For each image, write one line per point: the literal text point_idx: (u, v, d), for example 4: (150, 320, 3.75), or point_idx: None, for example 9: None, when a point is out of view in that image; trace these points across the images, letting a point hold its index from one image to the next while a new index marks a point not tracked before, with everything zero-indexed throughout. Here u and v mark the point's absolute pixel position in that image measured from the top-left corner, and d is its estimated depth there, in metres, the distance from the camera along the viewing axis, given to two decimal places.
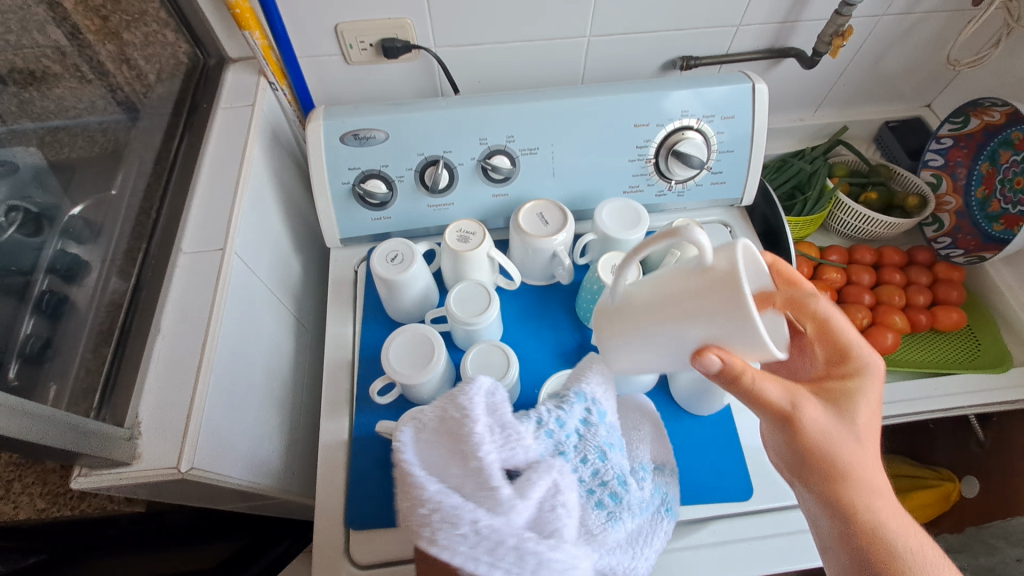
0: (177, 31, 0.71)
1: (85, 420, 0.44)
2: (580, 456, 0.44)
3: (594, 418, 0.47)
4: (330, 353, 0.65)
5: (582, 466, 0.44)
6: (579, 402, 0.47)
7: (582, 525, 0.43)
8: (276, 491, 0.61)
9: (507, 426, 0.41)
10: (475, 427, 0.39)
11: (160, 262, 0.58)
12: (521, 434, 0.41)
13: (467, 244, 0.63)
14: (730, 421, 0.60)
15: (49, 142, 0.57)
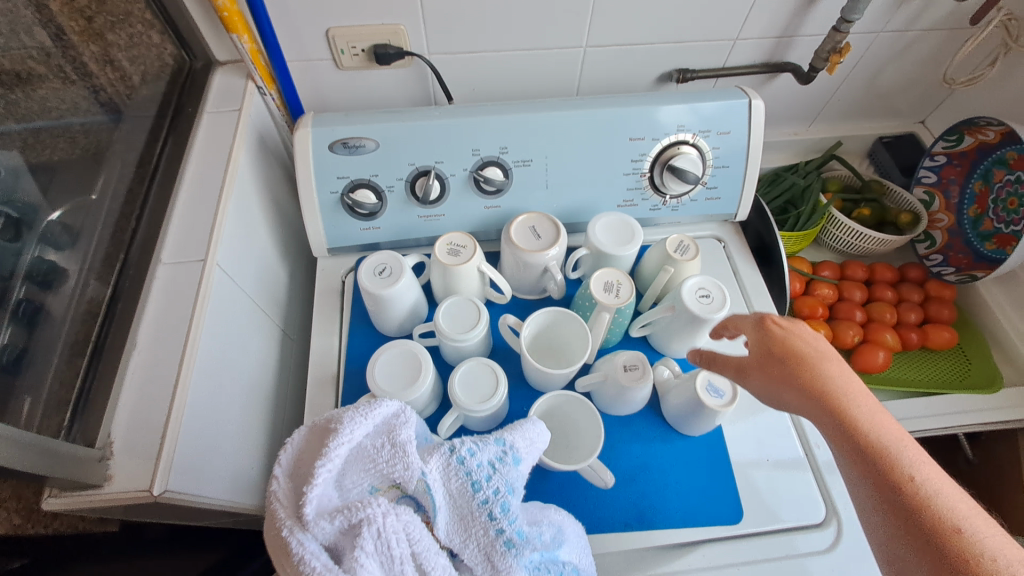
0: (163, 32, 0.69)
1: (55, 442, 0.42)
2: (485, 498, 0.41)
3: (506, 462, 0.44)
4: (314, 365, 0.64)
5: (490, 504, 0.41)
6: (491, 446, 0.44)
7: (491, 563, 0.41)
8: (257, 509, 0.60)
9: (403, 459, 0.42)
10: (320, 466, 0.41)
11: (140, 272, 0.56)
12: (367, 480, 0.42)
13: (457, 257, 0.62)
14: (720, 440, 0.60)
15: (31, 144, 0.54)
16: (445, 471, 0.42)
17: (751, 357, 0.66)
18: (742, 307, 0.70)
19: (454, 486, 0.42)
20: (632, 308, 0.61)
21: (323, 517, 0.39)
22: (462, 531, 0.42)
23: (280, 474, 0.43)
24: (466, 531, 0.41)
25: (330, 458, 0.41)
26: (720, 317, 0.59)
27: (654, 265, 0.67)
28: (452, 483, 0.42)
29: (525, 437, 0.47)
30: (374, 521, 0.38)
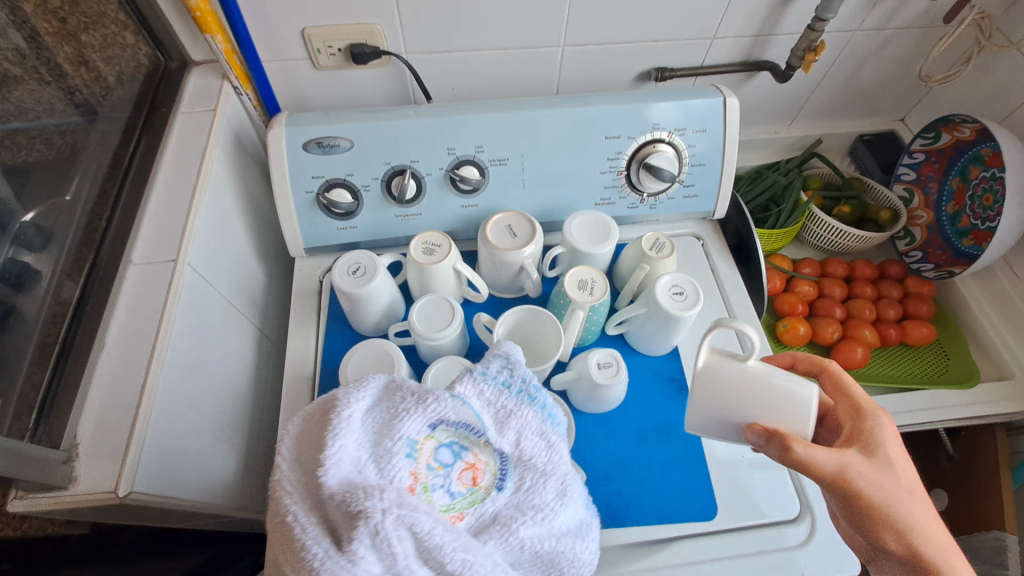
0: (136, 33, 0.69)
1: (17, 443, 0.42)
2: (519, 389, 0.44)
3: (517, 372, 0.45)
4: (290, 366, 0.63)
5: (525, 390, 0.45)
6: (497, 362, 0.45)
7: (544, 442, 0.44)
8: (231, 509, 0.60)
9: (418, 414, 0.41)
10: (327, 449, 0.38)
11: (110, 272, 0.56)
12: (394, 446, 0.40)
13: (432, 256, 0.62)
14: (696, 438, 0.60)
15: (7, 145, 0.54)
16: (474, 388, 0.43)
17: (728, 354, 0.66)
18: (719, 304, 0.70)
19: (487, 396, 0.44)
20: (606, 306, 0.61)
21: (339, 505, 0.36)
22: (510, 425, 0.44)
23: (285, 452, 0.41)
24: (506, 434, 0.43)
25: (338, 439, 0.38)
26: (694, 314, 0.60)
27: (630, 263, 0.67)
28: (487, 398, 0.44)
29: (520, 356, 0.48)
30: (374, 515, 0.34)
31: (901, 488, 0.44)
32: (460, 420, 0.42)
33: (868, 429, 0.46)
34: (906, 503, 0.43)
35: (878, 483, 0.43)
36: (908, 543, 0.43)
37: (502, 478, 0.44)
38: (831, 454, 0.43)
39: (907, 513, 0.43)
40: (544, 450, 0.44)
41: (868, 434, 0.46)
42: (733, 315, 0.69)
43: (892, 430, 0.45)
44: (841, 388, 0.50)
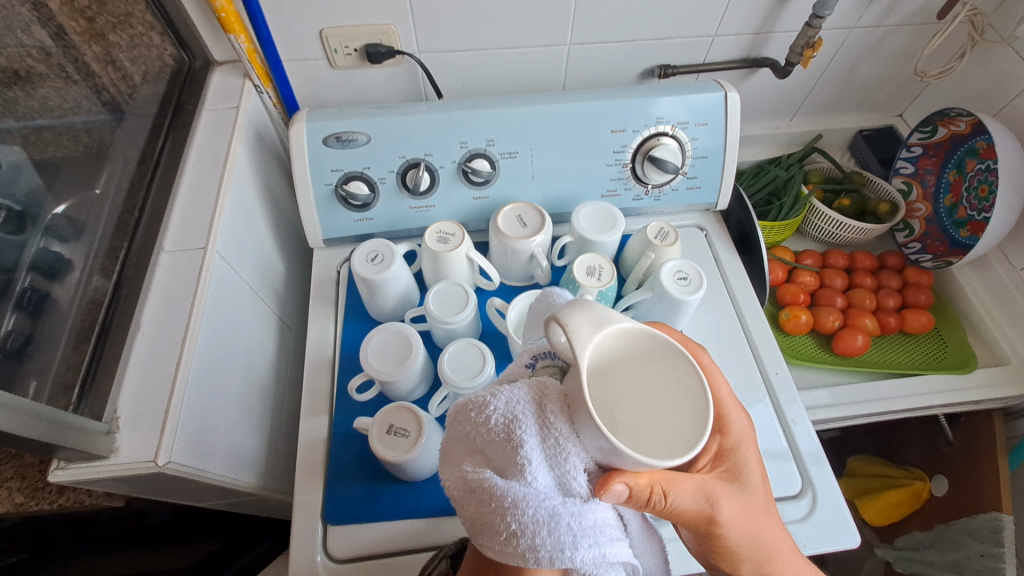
0: (163, 33, 0.72)
1: (64, 414, 0.44)
2: None
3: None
4: (311, 350, 0.66)
5: None
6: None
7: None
8: (255, 487, 0.62)
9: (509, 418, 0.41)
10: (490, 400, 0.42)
11: (142, 261, 0.59)
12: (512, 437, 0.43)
13: (446, 245, 0.64)
14: None
15: (32, 141, 0.57)
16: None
17: (732, 339, 0.69)
18: (721, 291, 0.73)
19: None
20: (613, 291, 0.64)
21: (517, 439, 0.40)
22: None
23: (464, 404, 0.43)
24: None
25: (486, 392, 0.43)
26: (698, 298, 0.62)
27: (636, 251, 0.69)
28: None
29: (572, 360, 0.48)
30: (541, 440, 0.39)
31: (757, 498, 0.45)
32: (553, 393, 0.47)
33: (732, 450, 0.47)
34: (768, 524, 0.45)
35: (737, 513, 0.44)
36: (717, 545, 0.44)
37: None
38: (693, 486, 0.42)
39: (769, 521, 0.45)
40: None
41: (733, 455, 0.47)
42: (736, 302, 0.72)
43: (746, 445, 0.48)
44: (708, 383, 0.49)
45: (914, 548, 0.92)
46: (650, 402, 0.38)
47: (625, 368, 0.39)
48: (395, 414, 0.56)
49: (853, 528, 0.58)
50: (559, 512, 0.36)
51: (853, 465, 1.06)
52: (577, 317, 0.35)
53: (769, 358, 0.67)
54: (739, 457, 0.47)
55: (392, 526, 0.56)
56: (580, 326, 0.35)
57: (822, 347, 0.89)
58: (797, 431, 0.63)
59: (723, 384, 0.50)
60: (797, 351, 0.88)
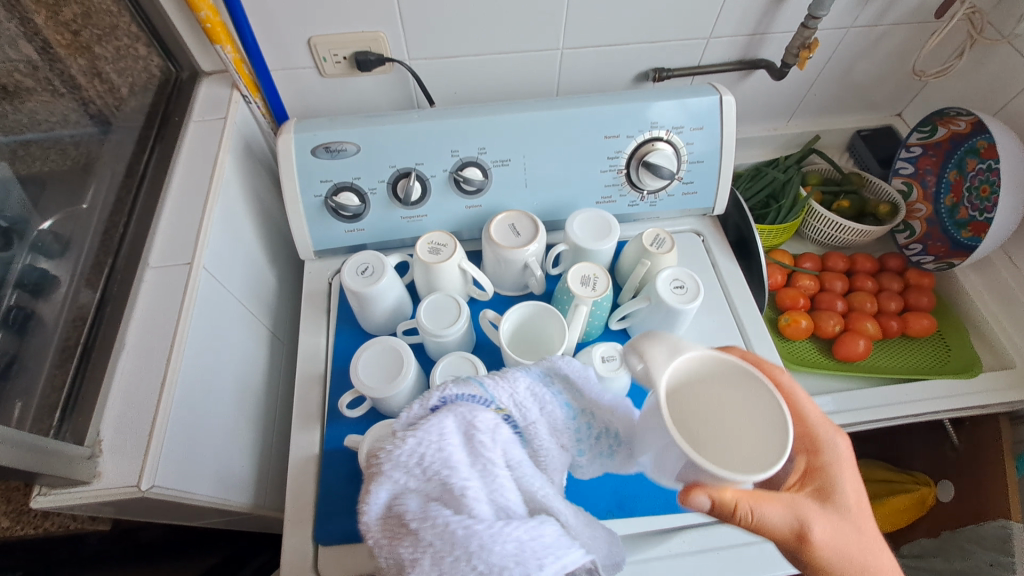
0: (148, 45, 0.71)
1: (44, 440, 0.43)
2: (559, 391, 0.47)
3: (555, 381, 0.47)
4: (302, 365, 0.65)
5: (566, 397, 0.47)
6: (537, 368, 0.48)
7: (551, 422, 0.45)
8: (245, 505, 0.61)
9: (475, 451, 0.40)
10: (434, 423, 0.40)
11: (128, 276, 0.58)
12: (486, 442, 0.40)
13: (438, 256, 0.63)
14: None
15: (20, 155, 0.56)
16: (522, 380, 0.45)
17: (730, 347, 0.67)
18: (719, 297, 0.71)
19: (527, 397, 0.45)
20: (609, 301, 0.63)
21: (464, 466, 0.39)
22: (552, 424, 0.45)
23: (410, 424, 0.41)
24: (523, 412, 0.44)
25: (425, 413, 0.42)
26: (695, 306, 0.61)
27: (632, 259, 0.68)
28: (521, 395, 0.44)
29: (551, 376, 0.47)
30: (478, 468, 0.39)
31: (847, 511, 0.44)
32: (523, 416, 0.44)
33: (824, 471, 0.46)
34: (864, 543, 0.44)
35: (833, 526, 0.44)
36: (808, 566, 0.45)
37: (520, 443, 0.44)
38: (782, 504, 0.43)
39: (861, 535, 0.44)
40: (554, 437, 0.45)
41: (826, 472, 0.45)
42: (734, 308, 0.70)
43: (844, 468, 0.46)
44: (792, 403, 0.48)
45: (920, 557, 0.91)
46: (736, 432, 0.40)
47: (709, 390, 0.42)
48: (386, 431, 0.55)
49: None
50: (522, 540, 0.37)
51: (855, 469, 1.04)
52: (653, 348, 0.39)
53: (768, 366, 0.66)
54: (839, 479, 0.45)
55: None
56: (657, 356, 0.39)
57: (822, 352, 0.88)
58: None
59: (812, 405, 0.48)
60: (798, 357, 0.87)
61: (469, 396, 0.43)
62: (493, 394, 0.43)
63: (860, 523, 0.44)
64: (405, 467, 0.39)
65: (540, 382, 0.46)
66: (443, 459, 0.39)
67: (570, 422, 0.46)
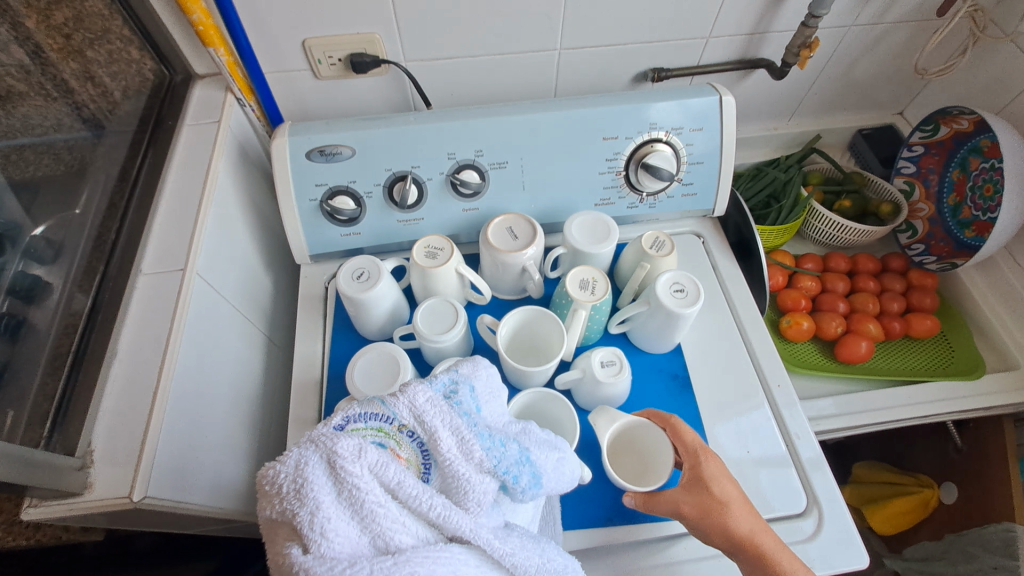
0: (141, 48, 0.70)
1: (33, 451, 0.43)
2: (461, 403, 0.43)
3: (462, 391, 0.44)
4: (298, 371, 0.64)
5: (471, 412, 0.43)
6: (445, 376, 0.45)
7: (456, 440, 0.41)
8: (241, 513, 0.61)
9: (343, 485, 0.37)
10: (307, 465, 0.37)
11: (120, 282, 0.57)
12: (354, 484, 0.37)
13: (435, 260, 0.63)
14: (685, 372, 0.64)
15: (14, 160, 0.56)
16: (423, 393, 0.42)
17: (731, 350, 0.66)
18: (720, 299, 0.71)
19: (428, 411, 0.42)
20: (608, 305, 0.62)
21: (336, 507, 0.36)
22: (459, 450, 0.41)
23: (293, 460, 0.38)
24: (425, 426, 0.41)
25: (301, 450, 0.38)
26: (695, 310, 0.60)
27: (632, 262, 0.67)
28: (421, 408, 0.42)
29: (460, 390, 0.44)
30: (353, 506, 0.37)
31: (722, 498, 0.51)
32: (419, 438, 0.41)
33: (695, 468, 0.52)
34: (737, 519, 0.50)
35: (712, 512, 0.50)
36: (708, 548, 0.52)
37: (426, 471, 0.41)
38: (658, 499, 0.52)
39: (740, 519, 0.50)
40: (460, 457, 0.41)
41: (700, 473, 0.52)
42: (735, 310, 0.70)
43: (708, 459, 0.53)
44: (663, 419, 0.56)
45: (924, 560, 0.91)
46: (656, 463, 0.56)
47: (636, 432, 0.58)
48: None
49: (861, 548, 0.56)
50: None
51: (858, 471, 1.04)
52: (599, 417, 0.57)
53: (770, 369, 0.65)
54: (706, 471, 0.52)
55: None
56: (600, 422, 0.56)
57: (825, 354, 0.87)
58: (800, 444, 0.61)
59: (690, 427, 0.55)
60: (800, 359, 0.86)
61: (370, 415, 0.42)
62: (394, 410, 0.42)
63: (732, 505, 0.50)
64: (276, 502, 0.37)
65: (443, 395, 0.43)
66: (305, 499, 0.36)
67: (480, 434, 0.42)
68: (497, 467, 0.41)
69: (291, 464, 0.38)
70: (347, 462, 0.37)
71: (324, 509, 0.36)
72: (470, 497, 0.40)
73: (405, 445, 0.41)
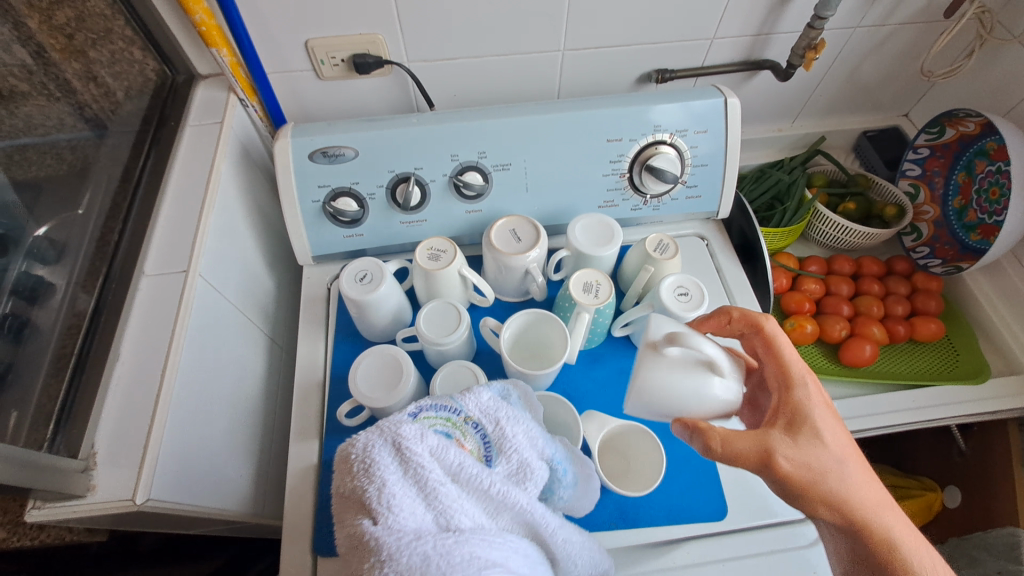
0: (144, 48, 0.70)
1: (36, 453, 0.43)
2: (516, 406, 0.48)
3: (516, 395, 0.49)
4: (300, 372, 0.64)
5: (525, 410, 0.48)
6: (500, 384, 0.49)
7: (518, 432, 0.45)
8: (243, 514, 0.60)
9: (410, 466, 0.39)
10: (380, 449, 0.39)
11: (124, 283, 0.57)
12: (422, 466, 0.39)
13: (437, 262, 0.62)
14: None
15: (16, 160, 0.56)
16: (488, 393, 0.47)
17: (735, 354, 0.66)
18: (724, 302, 0.70)
19: (497, 409, 0.46)
20: (611, 308, 0.61)
21: (405, 489, 0.39)
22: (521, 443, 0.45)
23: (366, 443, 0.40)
24: (490, 419, 0.45)
25: (375, 433, 0.40)
26: (699, 314, 0.60)
27: (635, 264, 0.67)
28: (487, 405, 0.46)
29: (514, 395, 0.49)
30: (422, 488, 0.39)
31: (833, 460, 0.46)
32: (481, 428, 0.45)
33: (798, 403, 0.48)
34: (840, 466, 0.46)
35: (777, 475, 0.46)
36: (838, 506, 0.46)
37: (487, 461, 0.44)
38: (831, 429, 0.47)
39: (850, 487, 0.46)
40: (520, 448, 0.45)
41: (803, 411, 0.47)
42: None
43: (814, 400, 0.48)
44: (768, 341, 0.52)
45: None
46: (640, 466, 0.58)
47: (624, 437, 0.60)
48: None
49: None
50: (440, 551, 0.37)
51: None
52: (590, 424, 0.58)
53: None
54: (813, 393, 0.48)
55: None
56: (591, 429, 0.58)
57: (829, 357, 0.87)
58: None
59: (794, 351, 0.50)
60: (804, 362, 0.86)
61: (441, 406, 0.46)
62: (462, 403, 0.46)
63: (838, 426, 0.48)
64: (349, 481, 0.39)
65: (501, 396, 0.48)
66: (375, 479, 0.38)
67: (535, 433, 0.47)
68: (546, 461, 0.46)
69: (366, 443, 0.40)
70: (416, 447, 0.39)
71: (396, 490, 0.38)
72: (525, 484, 0.44)
73: (468, 436, 0.45)
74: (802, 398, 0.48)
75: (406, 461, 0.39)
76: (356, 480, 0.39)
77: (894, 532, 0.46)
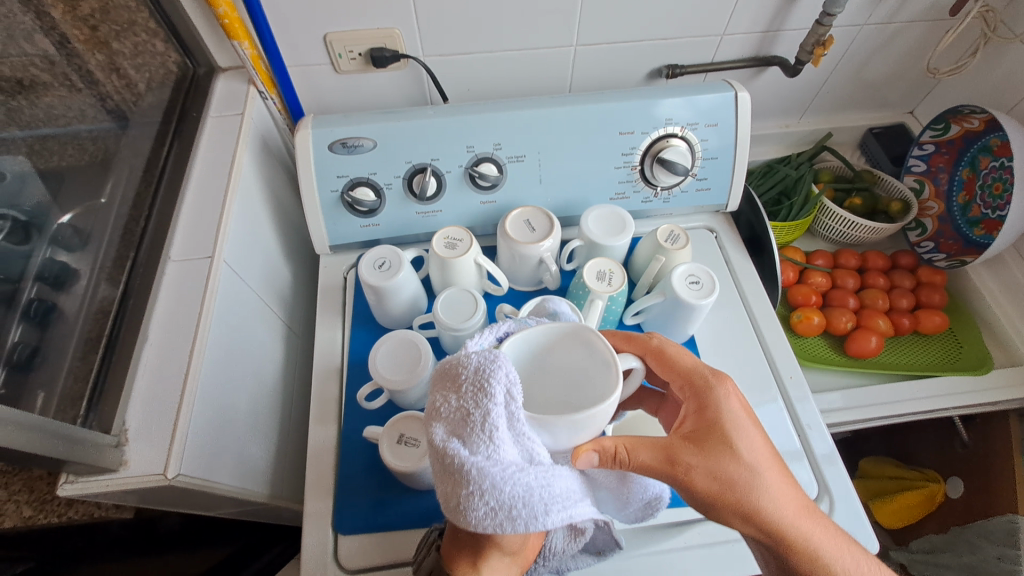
0: (166, 41, 0.72)
1: (72, 428, 0.44)
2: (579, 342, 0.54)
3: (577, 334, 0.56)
4: (319, 358, 0.66)
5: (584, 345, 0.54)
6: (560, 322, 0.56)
7: None
8: (264, 495, 0.62)
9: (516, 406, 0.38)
10: (489, 382, 0.38)
11: (150, 269, 0.59)
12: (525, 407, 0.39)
13: (454, 250, 0.64)
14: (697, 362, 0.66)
15: (37, 150, 0.56)
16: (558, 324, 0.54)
17: (744, 343, 0.68)
18: (733, 293, 0.72)
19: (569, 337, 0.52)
20: (624, 296, 0.63)
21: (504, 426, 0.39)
22: None
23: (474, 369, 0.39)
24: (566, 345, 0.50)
25: (487, 361, 0.39)
26: (710, 302, 0.62)
27: (647, 254, 0.68)
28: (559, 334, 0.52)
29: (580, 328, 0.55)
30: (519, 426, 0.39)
31: (744, 469, 0.45)
32: None
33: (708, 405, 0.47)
34: (750, 480, 0.45)
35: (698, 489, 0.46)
36: (748, 513, 0.45)
37: None
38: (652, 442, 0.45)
39: (770, 495, 0.45)
40: None
41: (709, 423, 0.46)
42: (748, 303, 0.71)
43: (730, 404, 0.47)
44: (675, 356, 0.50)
45: (930, 552, 0.91)
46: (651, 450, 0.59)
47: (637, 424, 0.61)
48: (404, 423, 0.56)
49: (872, 534, 0.57)
50: (536, 483, 0.40)
51: (864, 466, 1.05)
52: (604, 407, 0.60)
53: (782, 362, 0.66)
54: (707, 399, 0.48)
55: (401, 535, 0.56)
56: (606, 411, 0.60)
57: (834, 349, 0.88)
58: (813, 435, 0.62)
59: (686, 355, 0.50)
60: (810, 354, 0.87)
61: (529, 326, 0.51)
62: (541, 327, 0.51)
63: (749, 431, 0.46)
64: (455, 402, 0.39)
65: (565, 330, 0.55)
66: (481, 412, 0.38)
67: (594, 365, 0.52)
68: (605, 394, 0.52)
69: (475, 370, 0.39)
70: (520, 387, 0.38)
71: (499, 426, 0.38)
72: None
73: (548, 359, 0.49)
74: (720, 398, 0.47)
75: (511, 399, 0.38)
76: (460, 405, 0.39)
77: (815, 541, 0.46)
